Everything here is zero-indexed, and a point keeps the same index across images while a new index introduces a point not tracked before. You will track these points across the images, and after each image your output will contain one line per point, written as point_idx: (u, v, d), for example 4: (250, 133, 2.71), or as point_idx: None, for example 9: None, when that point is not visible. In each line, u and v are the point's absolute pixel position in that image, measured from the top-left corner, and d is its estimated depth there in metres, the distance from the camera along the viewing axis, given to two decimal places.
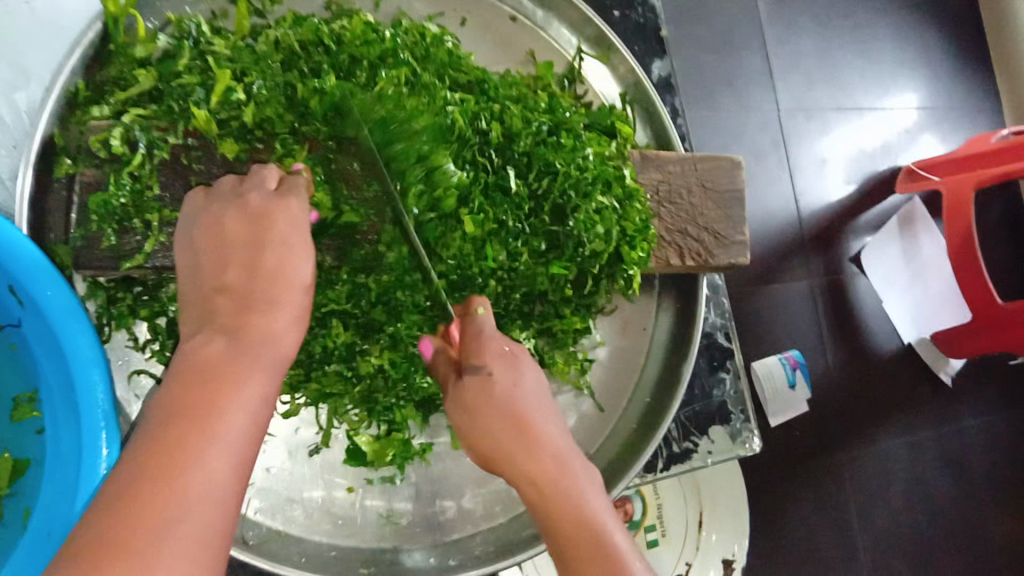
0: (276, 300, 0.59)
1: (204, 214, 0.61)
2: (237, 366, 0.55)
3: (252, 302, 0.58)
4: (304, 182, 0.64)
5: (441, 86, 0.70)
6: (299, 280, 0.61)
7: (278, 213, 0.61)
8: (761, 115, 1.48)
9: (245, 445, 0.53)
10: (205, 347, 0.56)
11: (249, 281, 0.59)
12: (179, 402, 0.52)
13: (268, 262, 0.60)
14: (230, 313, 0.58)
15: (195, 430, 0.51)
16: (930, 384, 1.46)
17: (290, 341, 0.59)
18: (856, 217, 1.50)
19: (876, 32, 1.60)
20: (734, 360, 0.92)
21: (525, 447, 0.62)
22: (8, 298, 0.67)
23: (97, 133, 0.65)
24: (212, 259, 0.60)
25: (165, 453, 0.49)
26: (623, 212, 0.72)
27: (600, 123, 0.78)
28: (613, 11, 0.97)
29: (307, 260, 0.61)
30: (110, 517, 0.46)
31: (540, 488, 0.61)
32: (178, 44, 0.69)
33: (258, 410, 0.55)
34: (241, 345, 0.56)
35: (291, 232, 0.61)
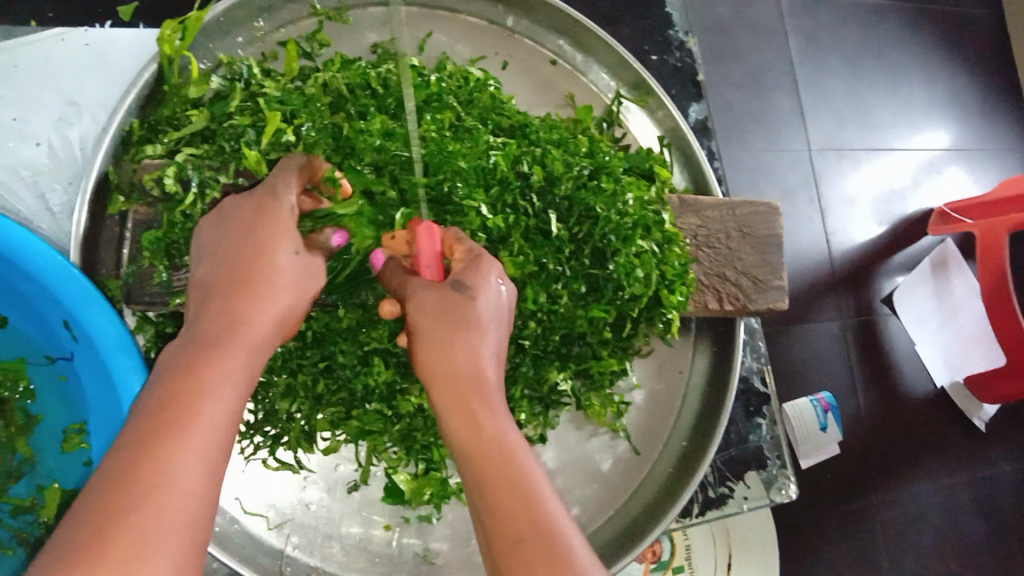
0: (257, 289, 0.56)
1: (211, 222, 0.61)
2: (212, 355, 0.52)
3: (235, 291, 0.56)
4: (298, 158, 0.64)
5: (485, 130, 0.72)
6: (285, 262, 0.59)
7: (258, 205, 0.60)
8: (792, 155, 1.48)
9: (223, 433, 0.49)
10: (181, 349, 0.52)
11: (232, 270, 0.57)
12: (157, 398, 0.49)
13: (253, 249, 0.58)
14: (209, 302, 0.56)
15: (168, 424, 0.47)
16: (963, 429, 1.44)
17: (271, 325, 0.56)
18: (887, 258, 1.49)
19: (908, 74, 1.60)
20: (770, 406, 0.92)
21: (454, 386, 0.56)
22: (62, 331, 0.68)
23: (150, 172, 0.67)
24: (209, 260, 0.58)
25: (139, 450, 0.46)
26: (663, 256, 0.72)
27: (639, 166, 0.79)
28: (651, 55, 0.99)
29: (294, 246, 0.60)
30: (84, 522, 0.42)
31: (472, 444, 0.54)
32: (230, 85, 0.71)
33: (236, 394, 0.51)
34: (220, 335, 0.53)
35: (279, 221, 0.60)
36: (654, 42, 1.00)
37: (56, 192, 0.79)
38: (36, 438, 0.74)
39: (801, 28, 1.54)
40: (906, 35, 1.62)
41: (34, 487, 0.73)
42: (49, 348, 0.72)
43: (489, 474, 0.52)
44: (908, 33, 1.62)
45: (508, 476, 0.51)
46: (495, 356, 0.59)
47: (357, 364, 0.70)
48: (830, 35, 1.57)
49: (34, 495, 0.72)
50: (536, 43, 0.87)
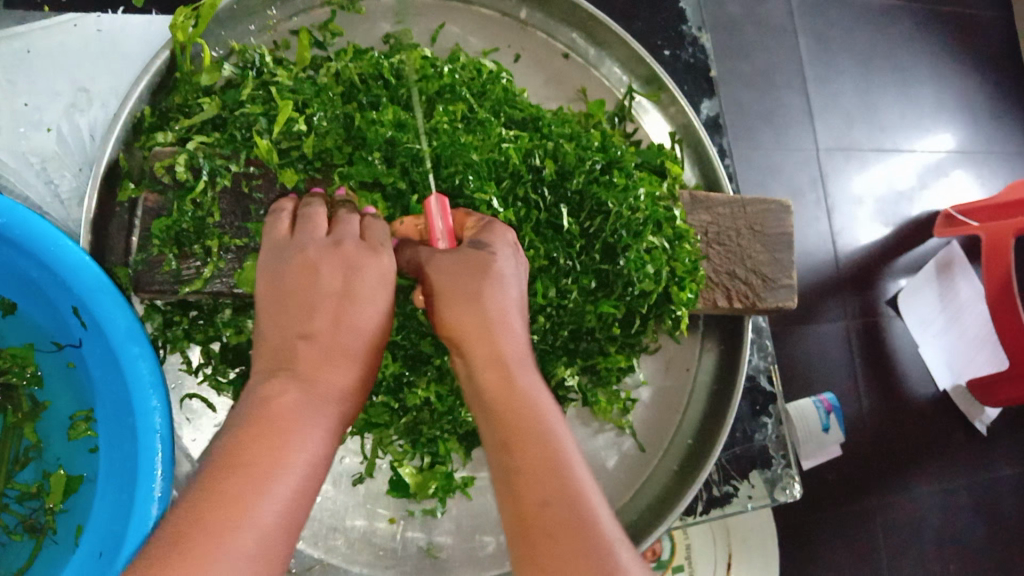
0: (353, 363, 0.57)
1: (294, 254, 0.59)
2: (304, 421, 0.51)
3: (332, 358, 0.55)
4: (381, 224, 0.63)
5: (497, 123, 0.71)
6: (375, 339, 0.59)
7: (370, 269, 0.60)
8: (800, 154, 1.48)
9: (300, 501, 0.48)
10: (279, 397, 0.52)
11: (334, 331, 0.56)
12: (242, 450, 0.48)
13: (356, 324, 0.58)
14: (309, 363, 0.55)
15: (254, 484, 0.46)
16: (966, 432, 1.44)
17: (352, 403, 0.56)
18: (893, 259, 1.48)
19: (918, 75, 1.60)
20: (776, 405, 0.91)
21: (484, 338, 0.55)
22: (70, 317, 0.68)
23: (161, 160, 0.66)
24: (299, 305, 0.57)
25: (216, 504, 0.44)
26: (673, 252, 0.72)
27: (651, 162, 0.79)
28: (664, 51, 0.98)
29: (385, 320, 0.60)
30: (154, 559, 0.41)
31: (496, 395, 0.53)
32: (242, 74, 0.71)
33: (318, 471, 0.51)
34: (313, 401, 0.53)
35: (379, 288, 0.60)
36: (667, 37, 0.99)
37: (65, 179, 0.79)
38: (42, 424, 0.74)
39: (811, 27, 1.54)
40: (916, 36, 1.61)
41: (40, 473, 0.73)
42: (56, 335, 0.71)
43: (520, 440, 0.51)
44: (918, 34, 1.62)
45: (532, 423, 0.51)
46: (519, 324, 0.58)
47: None
48: (840, 35, 1.56)
49: (39, 481, 0.73)
50: (548, 36, 0.87)
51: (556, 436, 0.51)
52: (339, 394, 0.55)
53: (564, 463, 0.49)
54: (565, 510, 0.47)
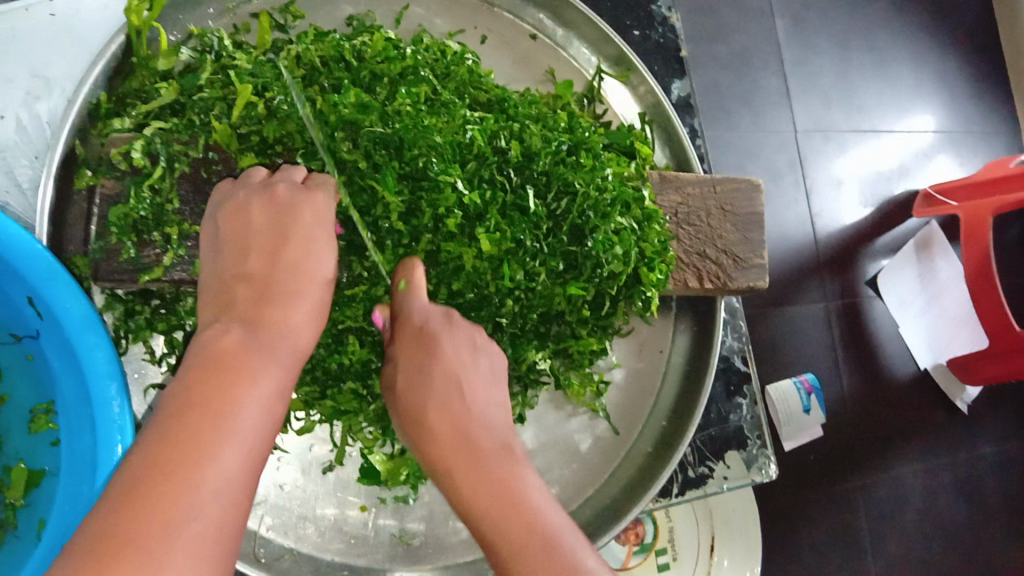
0: (293, 297, 0.59)
1: (228, 202, 0.62)
2: (254, 357, 0.54)
3: (271, 296, 0.58)
4: (330, 181, 0.65)
5: (461, 104, 0.70)
6: (318, 273, 0.61)
7: (303, 205, 0.62)
8: (778, 136, 1.47)
9: (264, 435, 0.51)
10: (222, 336, 0.54)
11: (269, 270, 0.59)
12: (194, 394, 0.50)
13: (294, 272, 0.60)
14: (247, 302, 0.58)
15: (207, 427, 0.48)
16: (946, 410, 1.44)
17: (305, 337, 0.58)
18: (873, 239, 1.48)
19: (894, 55, 1.59)
20: (751, 386, 0.91)
21: (438, 412, 0.60)
22: (26, 308, 0.67)
23: (117, 146, 0.65)
24: (234, 249, 0.60)
25: (174, 444, 0.47)
26: (643, 233, 0.71)
27: (620, 142, 0.78)
28: (634, 30, 0.97)
29: (328, 258, 0.62)
30: (126, 491, 0.44)
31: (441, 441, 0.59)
32: (200, 58, 0.70)
33: (274, 403, 0.53)
34: (258, 336, 0.55)
35: (315, 226, 0.62)
36: (637, 17, 0.98)
37: (23, 168, 0.77)
38: (2, 419, 0.73)
39: (788, 8, 1.53)
40: (892, 16, 1.61)
41: (1, 467, 0.72)
42: (15, 326, 0.70)
43: (477, 504, 0.55)
44: (894, 15, 1.61)
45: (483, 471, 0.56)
46: (490, 408, 0.62)
47: (330, 342, 0.70)
48: (817, 16, 1.56)
49: (1, 475, 0.72)
50: (516, 17, 0.86)
51: (516, 473, 0.56)
52: (285, 330, 0.57)
53: (522, 489, 0.55)
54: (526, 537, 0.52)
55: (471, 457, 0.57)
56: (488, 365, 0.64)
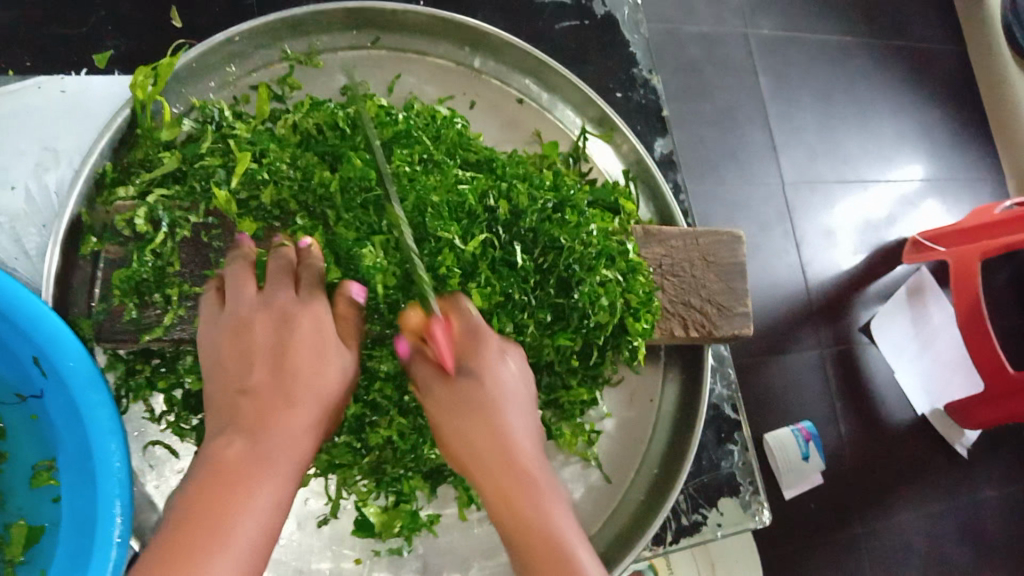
0: (298, 406, 0.61)
1: (228, 317, 0.64)
2: (253, 469, 0.57)
3: (272, 405, 0.61)
4: (320, 287, 0.67)
5: (452, 165, 0.74)
6: (320, 382, 0.63)
7: (303, 318, 0.65)
8: (765, 189, 1.51)
9: (262, 540, 0.54)
10: (226, 448, 0.58)
11: (272, 384, 0.62)
12: (195, 507, 0.54)
13: (301, 379, 0.62)
14: (251, 414, 0.60)
15: (202, 539, 0.52)
16: (946, 455, 1.45)
17: (309, 444, 0.61)
18: (864, 287, 1.51)
19: (877, 109, 1.65)
20: (742, 432, 0.93)
21: (490, 428, 0.62)
22: (32, 368, 0.69)
23: (122, 213, 0.68)
24: (237, 360, 0.63)
25: (170, 560, 0.50)
26: (627, 284, 0.74)
27: (604, 200, 0.81)
28: (616, 93, 1.01)
29: (330, 359, 0.64)
30: None
31: (483, 443, 0.61)
32: (201, 128, 0.74)
33: (272, 512, 0.56)
34: (260, 447, 0.58)
35: (312, 337, 0.64)
36: (619, 79, 1.02)
37: (31, 236, 0.79)
38: (5, 477, 0.74)
39: (771, 66, 1.59)
40: (872, 72, 1.67)
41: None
42: (18, 387, 0.72)
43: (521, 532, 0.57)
44: (874, 70, 1.67)
45: (523, 490, 0.59)
46: (525, 429, 0.63)
47: None
48: (800, 72, 1.61)
49: None
50: (502, 83, 0.90)
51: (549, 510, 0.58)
52: (292, 438, 0.59)
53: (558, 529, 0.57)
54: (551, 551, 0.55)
55: (505, 468, 0.60)
56: (522, 373, 0.66)
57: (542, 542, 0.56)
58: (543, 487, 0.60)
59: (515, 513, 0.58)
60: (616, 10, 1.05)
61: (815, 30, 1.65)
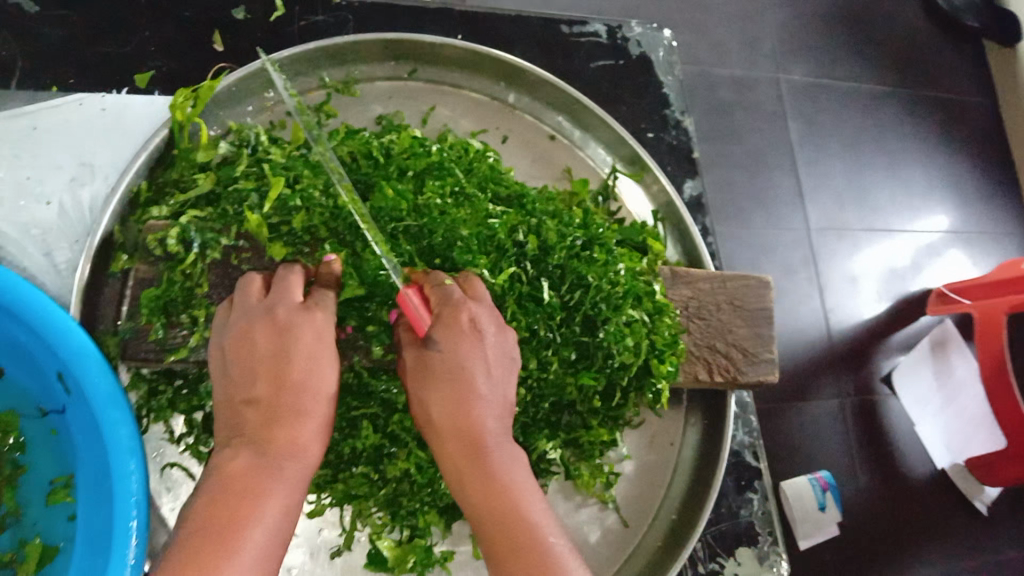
0: (302, 421, 0.59)
1: (233, 326, 0.62)
2: (262, 480, 0.56)
3: (278, 415, 0.59)
4: (329, 297, 0.65)
5: (484, 198, 0.74)
6: (324, 393, 0.61)
7: (303, 326, 0.62)
8: (790, 233, 1.51)
9: (269, 555, 0.54)
10: (232, 460, 0.57)
11: (276, 394, 0.59)
12: (204, 522, 0.53)
13: (305, 392, 0.60)
14: (256, 425, 0.58)
15: (214, 555, 0.51)
16: (966, 512, 1.42)
17: (313, 454, 0.59)
18: (887, 337, 1.50)
19: (906, 158, 1.65)
20: (762, 481, 0.91)
21: (453, 395, 0.60)
22: (55, 383, 0.69)
23: (154, 232, 0.68)
24: (242, 370, 0.60)
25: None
26: (653, 325, 0.74)
27: (632, 239, 0.81)
28: (647, 133, 1.01)
29: (334, 369, 0.62)
30: None
31: (443, 411, 0.60)
32: (237, 151, 0.74)
33: (281, 523, 0.55)
34: (267, 458, 0.57)
35: (316, 346, 0.62)
36: (651, 120, 1.02)
37: (62, 250, 0.79)
38: (20, 491, 0.73)
39: (801, 111, 1.59)
40: (902, 121, 1.67)
41: (16, 541, 0.72)
42: (41, 400, 0.72)
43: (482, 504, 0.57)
44: (904, 120, 1.67)
45: (481, 462, 0.58)
46: (494, 395, 0.61)
47: (344, 426, 0.71)
48: (829, 118, 1.61)
49: (14, 550, 0.71)
50: (535, 118, 0.91)
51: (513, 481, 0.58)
52: (298, 450, 0.58)
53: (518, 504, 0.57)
54: (511, 528, 0.56)
55: (464, 440, 0.59)
56: (505, 348, 0.64)
57: (504, 515, 0.56)
58: (502, 457, 0.59)
59: (474, 483, 0.58)
60: (651, 51, 1.05)
61: (845, 78, 1.65)
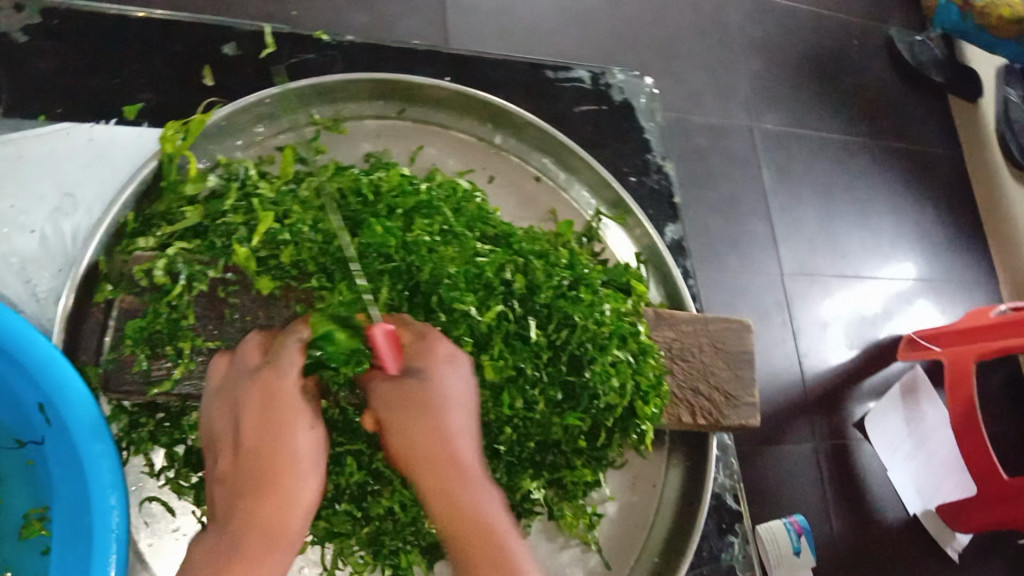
0: (275, 493, 0.60)
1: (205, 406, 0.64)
2: (234, 552, 0.58)
3: (244, 486, 0.60)
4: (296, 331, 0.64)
5: (472, 237, 0.75)
6: (285, 445, 0.61)
7: (249, 389, 0.62)
8: (765, 277, 1.53)
9: None
10: (206, 541, 0.59)
11: (236, 465, 0.61)
12: None
13: (275, 464, 0.60)
14: (227, 499, 0.60)
15: None
16: (936, 556, 1.44)
17: (294, 519, 0.60)
18: (858, 382, 1.52)
19: (875, 207, 1.69)
20: (742, 523, 0.91)
21: (435, 425, 0.63)
22: (33, 414, 0.67)
23: (140, 264, 0.68)
24: (213, 452, 0.63)
25: None
26: (638, 366, 0.74)
27: (617, 280, 0.82)
28: (630, 177, 1.03)
29: (294, 420, 0.62)
30: None
31: (426, 439, 0.63)
32: (226, 185, 0.73)
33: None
34: (235, 531, 0.59)
35: (263, 402, 0.62)
36: (633, 164, 1.04)
37: (43, 280, 0.78)
38: None
39: (773, 159, 1.63)
40: (870, 172, 1.72)
41: None
42: (18, 432, 0.70)
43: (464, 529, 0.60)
44: (872, 171, 1.72)
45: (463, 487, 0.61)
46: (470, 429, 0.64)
47: (328, 464, 0.70)
48: (800, 167, 1.65)
49: None
50: (521, 160, 0.92)
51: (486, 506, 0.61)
52: (274, 516, 0.59)
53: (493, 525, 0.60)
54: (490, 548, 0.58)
55: (442, 466, 0.62)
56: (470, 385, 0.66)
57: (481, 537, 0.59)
58: (478, 482, 0.62)
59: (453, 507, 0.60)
60: (633, 97, 1.08)
61: (816, 128, 1.70)
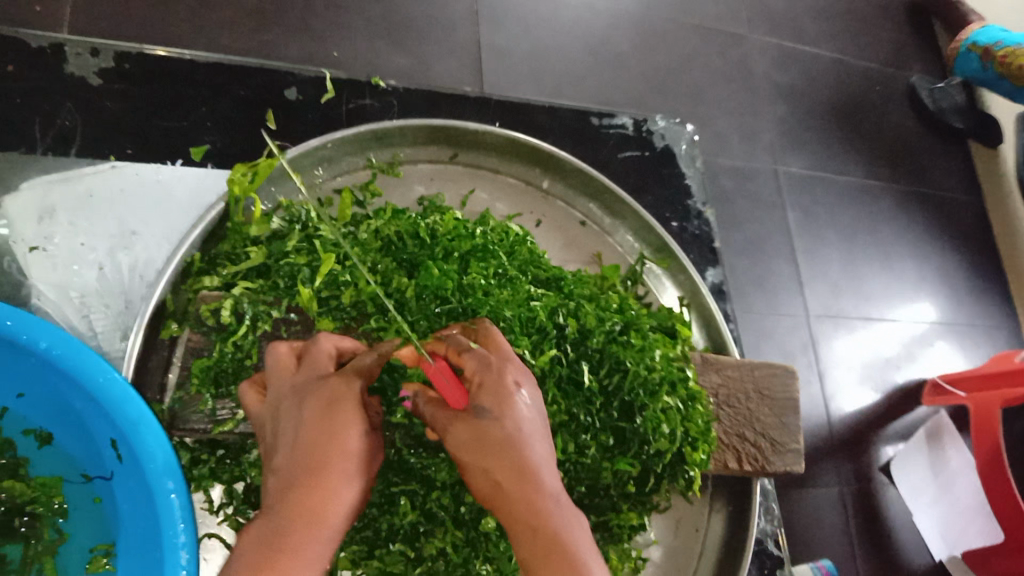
0: (325, 482, 0.57)
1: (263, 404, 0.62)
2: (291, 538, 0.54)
3: (304, 476, 0.57)
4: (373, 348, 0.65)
5: (524, 280, 0.76)
6: (347, 446, 0.59)
7: (322, 387, 0.61)
8: (791, 319, 1.54)
9: None
10: (260, 525, 0.55)
11: (296, 458, 0.58)
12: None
13: (331, 459, 0.58)
14: (282, 487, 0.57)
15: None
16: None
17: (337, 512, 0.57)
18: (886, 425, 1.53)
19: (899, 251, 1.71)
20: (783, 569, 0.92)
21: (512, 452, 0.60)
22: (104, 449, 0.68)
23: (207, 303, 0.70)
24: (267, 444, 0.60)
25: None
26: (687, 412, 0.75)
27: (663, 324, 0.83)
28: (672, 222, 1.05)
29: (355, 424, 0.60)
30: None
31: (508, 463, 0.59)
32: (289, 226, 0.75)
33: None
34: (294, 519, 0.55)
35: (336, 399, 0.60)
36: (674, 210, 1.06)
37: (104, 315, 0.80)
38: (59, 557, 0.72)
39: (799, 203, 1.64)
40: (894, 217, 1.74)
41: None
42: (86, 467, 0.71)
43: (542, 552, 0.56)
44: (896, 216, 1.74)
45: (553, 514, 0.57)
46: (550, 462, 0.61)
47: (382, 503, 0.71)
48: (824, 210, 1.67)
49: None
50: (567, 204, 0.94)
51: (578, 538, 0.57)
52: (321, 509, 0.56)
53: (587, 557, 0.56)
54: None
55: (525, 493, 0.58)
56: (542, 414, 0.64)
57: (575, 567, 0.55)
58: (570, 514, 0.58)
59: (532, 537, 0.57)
60: (674, 144, 1.10)
61: (841, 172, 1.72)
